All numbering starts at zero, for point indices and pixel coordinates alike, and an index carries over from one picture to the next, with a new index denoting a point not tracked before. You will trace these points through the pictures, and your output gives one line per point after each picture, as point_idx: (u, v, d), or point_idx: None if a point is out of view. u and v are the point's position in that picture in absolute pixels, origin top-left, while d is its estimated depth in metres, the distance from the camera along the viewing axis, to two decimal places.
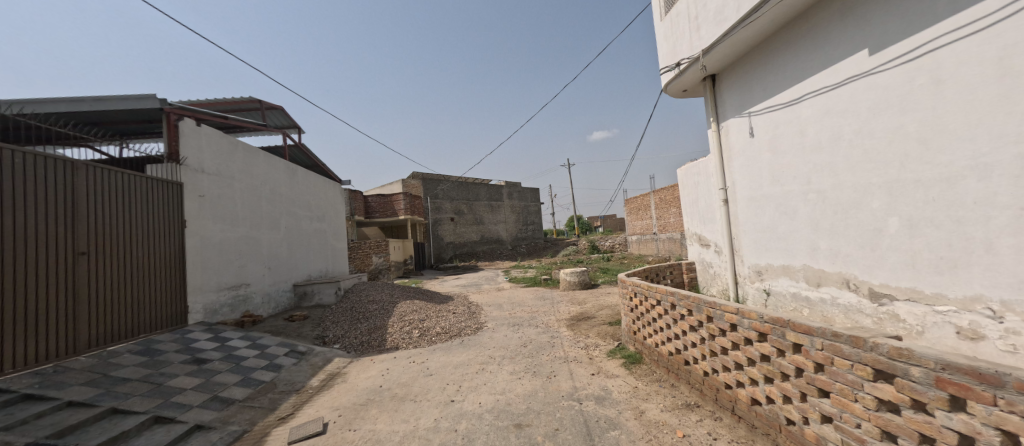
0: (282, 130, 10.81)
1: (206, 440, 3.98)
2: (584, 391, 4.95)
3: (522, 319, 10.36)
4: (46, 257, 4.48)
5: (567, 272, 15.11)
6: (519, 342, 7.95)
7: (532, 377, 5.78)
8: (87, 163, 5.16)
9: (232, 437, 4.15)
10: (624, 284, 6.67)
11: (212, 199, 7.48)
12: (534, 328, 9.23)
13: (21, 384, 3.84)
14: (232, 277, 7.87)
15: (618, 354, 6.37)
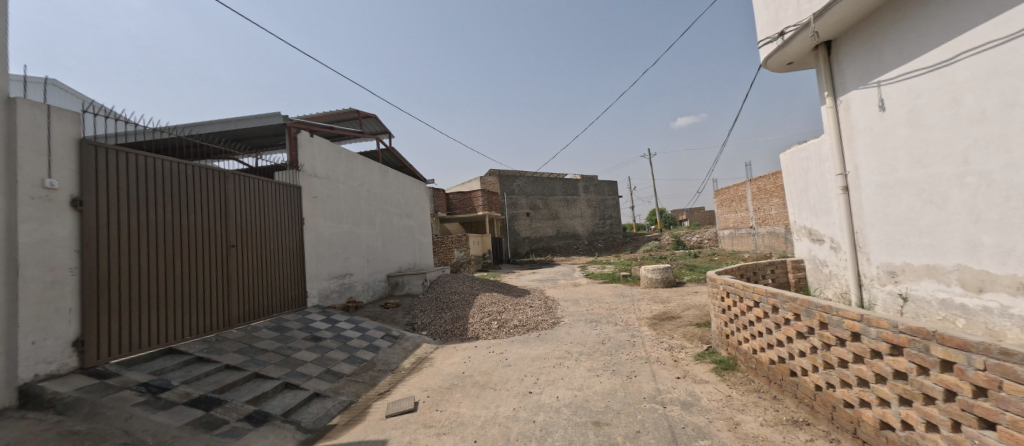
0: (376, 136, 12.06)
1: (323, 407, 4.74)
2: (667, 395, 4.68)
3: (600, 316, 10.14)
4: (209, 248, 5.70)
5: (648, 268, 14.32)
6: (597, 339, 7.80)
7: (611, 375, 5.64)
8: (235, 173, 6.41)
9: (342, 407, 4.87)
10: (715, 283, 6.09)
11: (322, 200, 8.72)
12: (612, 325, 8.96)
13: (196, 348, 4.99)
14: (339, 267, 9.11)
15: (707, 358, 5.87)
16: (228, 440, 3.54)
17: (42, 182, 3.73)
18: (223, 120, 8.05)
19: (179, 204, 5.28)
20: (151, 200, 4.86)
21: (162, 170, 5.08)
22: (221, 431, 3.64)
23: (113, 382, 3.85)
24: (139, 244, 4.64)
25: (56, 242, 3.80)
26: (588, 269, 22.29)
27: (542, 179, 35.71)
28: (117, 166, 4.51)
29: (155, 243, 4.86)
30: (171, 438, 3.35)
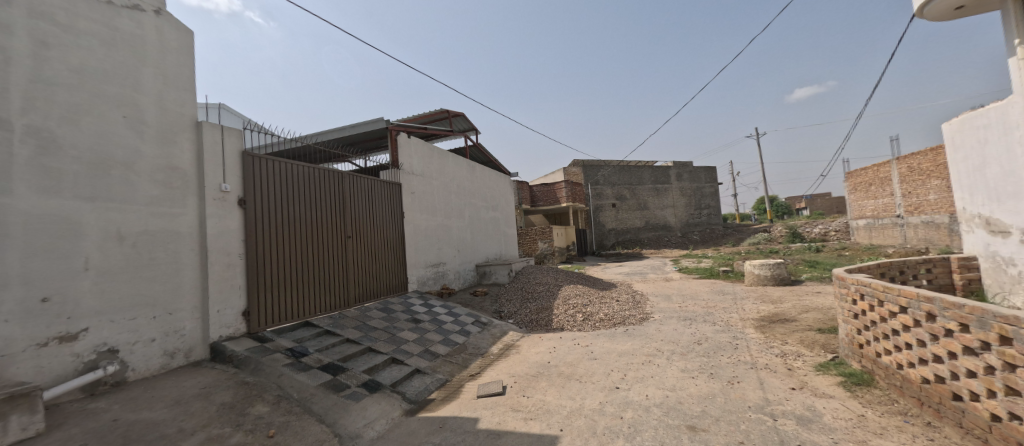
0: (464, 134, 12.73)
1: (424, 382, 5.29)
2: (779, 407, 4.10)
3: (695, 314, 9.32)
4: (332, 239, 6.72)
5: (754, 264, 12.63)
6: (692, 339, 7.20)
7: (709, 378, 5.16)
8: (350, 173, 7.41)
9: (439, 384, 5.37)
10: (843, 282, 5.13)
11: (418, 195, 9.59)
12: (710, 325, 8.16)
13: (325, 322, 5.99)
14: (433, 257, 9.96)
15: (832, 369, 4.99)
16: (350, 402, 4.19)
17: (218, 187, 4.83)
18: (339, 128, 9.32)
19: (310, 202, 6.31)
20: (289, 198, 5.91)
21: (297, 173, 6.11)
22: (345, 393, 4.33)
23: (269, 346, 4.85)
24: (282, 234, 5.70)
25: (228, 233, 4.89)
26: (681, 263, 20.56)
27: (628, 168, 33.81)
28: (266, 171, 5.57)
29: (294, 234, 5.90)
30: (310, 395, 4.11)
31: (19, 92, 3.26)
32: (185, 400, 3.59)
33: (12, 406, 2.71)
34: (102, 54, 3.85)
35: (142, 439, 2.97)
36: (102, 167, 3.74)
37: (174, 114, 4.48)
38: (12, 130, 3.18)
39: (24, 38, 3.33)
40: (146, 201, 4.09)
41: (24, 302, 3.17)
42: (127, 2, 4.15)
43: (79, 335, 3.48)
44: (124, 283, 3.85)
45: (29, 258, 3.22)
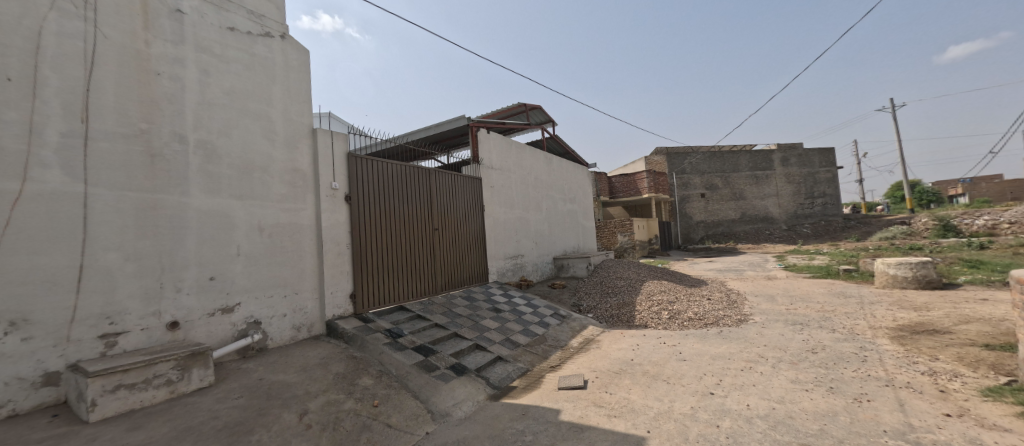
0: (541, 126, 12.69)
1: (506, 370, 5.42)
2: (927, 436, 3.27)
3: (807, 318, 8.00)
4: (422, 231, 7.21)
5: (887, 262, 10.34)
6: (805, 346, 6.18)
7: (829, 393, 4.36)
8: (436, 170, 7.85)
9: (520, 373, 5.45)
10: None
11: (497, 188, 9.82)
12: (827, 332, 6.91)
13: (416, 307, 6.48)
14: (512, 249, 10.14)
15: (1008, 395, 3.84)
16: (440, 382, 4.47)
17: (329, 185, 5.48)
18: (426, 127, 9.93)
19: (403, 197, 6.84)
20: (386, 194, 6.48)
21: (391, 171, 6.67)
22: (435, 374, 4.63)
23: (372, 326, 5.41)
24: (380, 226, 6.28)
25: (338, 225, 5.55)
26: (786, 260, 17.86)
27: (720, 153, 30.35)
28: (367, 170, 6.17)
29: (389, 226, 6.47)
30: (406, 373, 4.49)
31: (191, 113, 4.10)
32: (309, 368, 4.20)
33: (193, 361, 3.48)
34: (244, 77, 4.64)
35: (280, 396, 3.55)
36: (246, 171, 4.53)
37: (295, 124, 5.21)
38: (187, 144, 4.02)
39: (194, 70, 4.17)
40: (277, 199, 4.85)
41: (199, 280, 4.02)
42: (261, 30, 4.90)
43: (234, 307, 4.30)
44: (264, 266, 4.63)
45: (201, 245, 4.06)
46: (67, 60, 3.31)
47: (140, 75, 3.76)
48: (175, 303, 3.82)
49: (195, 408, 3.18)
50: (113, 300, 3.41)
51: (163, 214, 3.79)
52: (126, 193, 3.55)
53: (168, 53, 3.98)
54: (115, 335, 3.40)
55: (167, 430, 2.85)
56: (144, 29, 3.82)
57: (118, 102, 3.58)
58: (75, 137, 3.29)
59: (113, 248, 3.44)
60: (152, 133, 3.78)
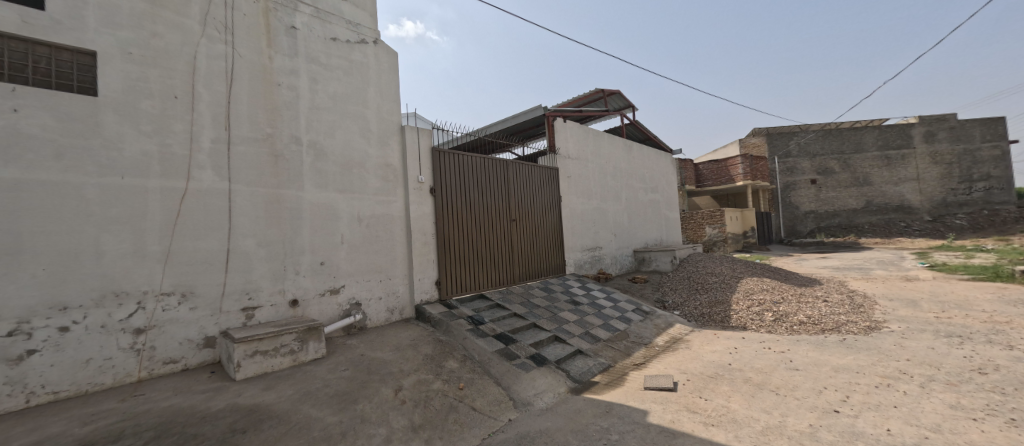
0: (621, 112, 11.94)
1: (587, 364, 5.20)
2: None
3: (972, 329, 6.27)
4: (500, 221, 7.25)
5: None
6: (972, 364, 4.82)
7: (1013, 426, 3.30)
8: (514, 161, 7.80)
9: (602, 368, 5.18)
10: None
11: (574, 179, 9.50)
12: (1005, 348, 5.32)
13: (496, 296, 6.58)
14: (590, 241, 9.75)
15: None
16: (520, 371, 4.44)
17: (416, 178, 5.80)
18: (502, 120, 9.97)
19: (483, 188, 6.95)
20: (466, 186, 6.63)
21: (472, 163, 6.81)
22: (516, 362, 4.61)
23: (455, 312, 5.62)
24: (462, 217, 6.47)
25: (424, 216, 5.85)
26: (929, 258, 14.38)
27: (838, 130, 25.49)
28: (450, 163, 6.38)
29: (470, 217, 6.63)
30: (488, 359, 4.56)
31: (303, 118, 4.63)
32: (402, 348, 4.51)
33: (309, 334, 3.95)
34: (344, 82, 5.09)
35: (378, 372, 3.86)
36: (347, 167, 5.00)
37: (387, 122, 5.58)
38: (301, 145, 4.56)
39: (305, 79, 4.69)
40: (373, 192, 5.28)
41: (312, 265, 4.56)
42: (358, 38, 5.31)
43: (340, 289, 4.80)
44: (363, 253, 5.09)
45: (313, 234, 4.59)
46: (215, 78, 3.95)
47: (265, 86, 4.34)
48: (295, 284, 4.39)
49: (312, 375, 3.61)
50: (250, 279, 4.04)
51: (284, 207, 4.35)
52: (257, 189, 4.15)
53: (286, 65, 4.54)
54: (252, 309, 4.03)
55: (291, 392, 3.27)
56: (267, 46, 4.39)
57: (250, 111, 4.18)
58: (221, 143, 3.93)
59: (249, 235, 4.05)
60: (275, 136, 4.35)
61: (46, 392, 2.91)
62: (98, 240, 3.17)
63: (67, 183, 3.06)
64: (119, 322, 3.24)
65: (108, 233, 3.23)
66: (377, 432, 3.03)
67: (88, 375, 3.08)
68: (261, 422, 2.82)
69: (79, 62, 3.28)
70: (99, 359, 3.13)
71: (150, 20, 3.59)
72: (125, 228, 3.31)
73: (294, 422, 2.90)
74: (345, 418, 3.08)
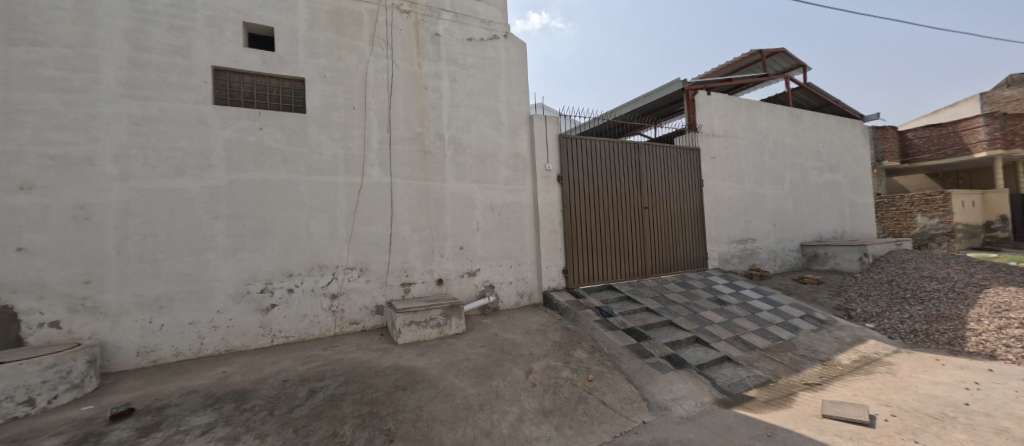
0: (785, 76, 9.52)
1: (738, 375, 4.29)
2: None
3: None
4: (631, 209, 6.64)
5: None
6: None
7: None
8: (646, 143, 7.02)
9: (760, 383, 4.21)
10: None
11: (721, 159, 8.08)
12: None
13: (625, 288, 6.12)
14: (741, 230, 8.20)
15: None
16: (655, 371, 4.00)
17: (544, 166, 5.79)
18: (632, 99, 9.14)
19: (611, 174, 6.48)
20: (593, 173, 6.28)
21: (599, 148, 6.40)
22: (650, 361, 4.17)
23: (582, 302, 5.46)
24: (589, 204, 6.18)
25: (552, 204, 5.82)
26: None
27: None
28: (577, 149, 6.14)
29: (598, 204, 6.27)
30: (618, 354, 4.26)
31: (445, 115, 5.10)
32: (532, 332, 4.61)
33: (452, 311, 4.38)
34: (478, 78, 5.40)
35: (510, 352, 4.02)
36: (481, 159, 5.33)
37: (516, 113, 5.71)
38: (443, 141, 5.05)
39: (446, 80, 5.15)
40: (504, 181, 5.51)
41: (453, 249, 5.04)
42: (490, 35, 5.55)
43: (476, 272, 5.20)
44: (496, 239, 5.39)
45: (454, 221, 5.06)
46: (380, 88, 4.67)
47: (415, 91, 4.92)
48: (440, 265, 4.93)
49: (454, 348, 4.01)
50: (406, 260, 4.70)
51: (431, 197, 4.90)
52: (410, 181, 4.78)
53: (431, 70, 5.06)
54: (409, 285, 4.69)
55: (438, 361, 3.68)
56: (416, 54, 4.96)
57: (405, 114, 4.81)
58: (384, 143, 4.65)
59: (405, 222, 4.71)
60: (423, 134, 4.92)
61: (282, 336, 3.97)
62: (308, 225, 4.14)
63: (289, 182, 4.07)
64: (322, 288, 4.18)
65: (314, 220, 4.18)
66: (510, 409, 3.15)
67: (305, 327, 4.08)
68: (416, 382, 3.25)
69: (294, 88, 4.29)
70: (311, 315, 4.12)
71: (337, 47, 4.45)
72: (324, 216, 4.23)
73: (441, 387, 3.24)
74: (482, 391, 3.29)
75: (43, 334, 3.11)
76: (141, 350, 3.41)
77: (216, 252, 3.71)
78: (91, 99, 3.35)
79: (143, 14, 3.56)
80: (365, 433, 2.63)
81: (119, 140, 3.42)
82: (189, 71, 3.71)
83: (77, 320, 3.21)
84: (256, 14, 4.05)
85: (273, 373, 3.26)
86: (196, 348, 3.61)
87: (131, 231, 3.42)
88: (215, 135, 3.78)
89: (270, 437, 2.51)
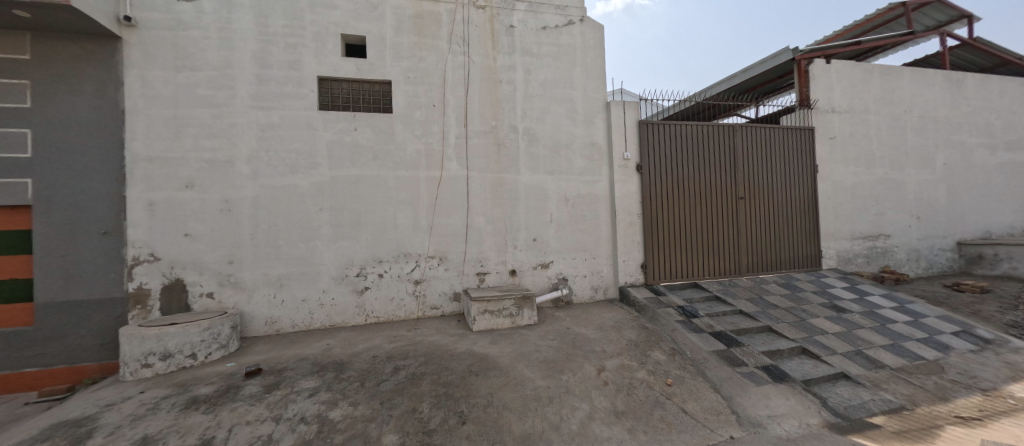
0: (937, 31, 7.52)
1: (857, 395, 3.52)
2: None
3: None
4: (723, 199, 5.92)
5: None
6: None
7: None
8: (743, 125, 6.14)
9: (888, 408, 3.37)
10: None
11: (844, 139, 6.74)
12: None
13: (714, 288, 5.52)
14: (869, 225, 6.79)
15: None
16: (748, 382, 3.55)
17: (622, 155, 5.46)
18: (727, 77, 8.10)
19: (700, 161, 5.83)
20: (677, 161, 5.72)
21: (686, 133, 5.80)
22: (742, 370, 3.71)
23: (662, 300, 5.08)
24: (672, 195, 5.67)
25: (630, 195, 5.48)
26: None
27: None
28: (659, 135, 5.65)
29: (682, 195, 5.71)
30: (703, 359, 3.87)
31: (519, 107, 5.11)
32: (606, 328, 4.45)
33: (524, 302, 4.43)
34: (553, 67, 5.28)
35: (582, 348, 3.93)
36: (555, 150, 5.24)
37: (592, 100, 5.46)
38: (517, 133, 5.08)
39: (520, 71, 5.14)
40: (579, 172, 5.36)
41: (526, 241, 5.08)
42: (565, 20, 5.36)
43: (549, 264, 5.17)
44: (570, 232, 5.28)
45: (527, 213, 5.08)
46: (457, 85, 4.85)
47: (490, 85, 5.01)
48: (513, 256, 5.01)
49: (526, 339, 4.06)
50: (481, 250, 4.88)
51: (505, 188, 4.98)
52: (486, 174, 4.92)
53: (505, 62, 5.09)
54: (484, 274, 4.87)
55: (510, 350, 3.77)
56: (492, 48, 5.03)
57: (480, 109, 4.94)
58: (461, 138, 4.84)
59: (480, 214, 4.88)
60: (498, 127, 5.01)
61: (374, 315, 4.44)
62: (395, 216, 4.53)
63: (379, 177, 4.49)
64: (407, 274, 4.56)
65: (400, 212, 4.55)
66: (580, 406, 3.09)
67: (393, 309, 4.51)
68: (488, 369, 3.37)
69: (382, 91, 4.68)
70: (398, 298, 4.53)
71: (418, 49, 4.73)
72: (408, 208, 4.58)
73: (512, 376, 3.31)
74: (552, 384, 3.28)
75: (203, 302, 3.95)
76: (269, 320, 4.12)
77: (321, 240, 4.28)
78: (231, 112, 4.08)
79: (266, 37, 4.20)
80: (440, 412, 2.82)
81: (251, 145, 4.12)
82: (300, 82, 4.28)
83: (225, 293, 4.00)
84: (351, 25, 4.50)
85: (366, 349, 3.68)
86: (308, 321, 4.23)
87: (260, 221, 4.11)
88: (321, 137, 4.32)
89: (361, 405, 2.84)
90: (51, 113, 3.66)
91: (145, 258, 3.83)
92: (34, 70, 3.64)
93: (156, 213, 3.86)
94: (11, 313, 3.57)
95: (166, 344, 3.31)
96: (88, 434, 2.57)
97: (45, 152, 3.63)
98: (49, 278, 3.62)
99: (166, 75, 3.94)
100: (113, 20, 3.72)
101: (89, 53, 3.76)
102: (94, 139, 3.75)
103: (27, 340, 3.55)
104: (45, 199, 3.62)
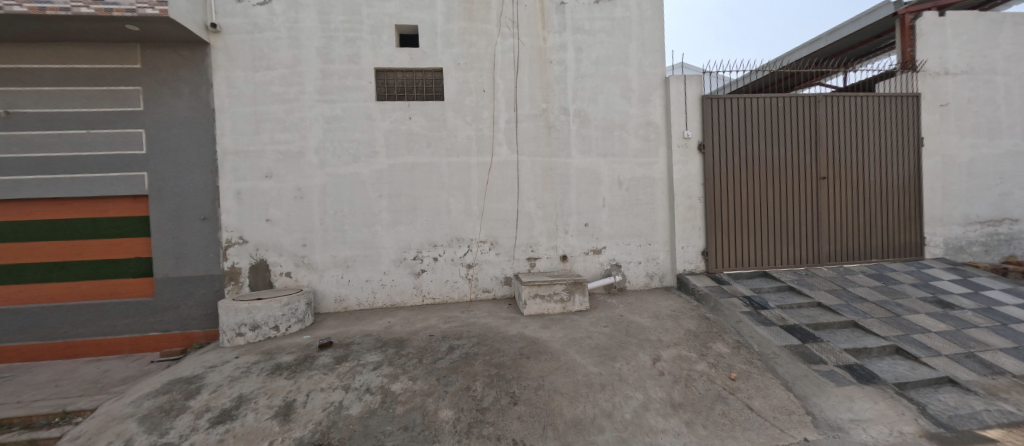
0: None
1: (968, 404, 3.00)
2: None
3: None
4: (799, 180, 5.29)
5: None
6: None
7: None
8: (827, 95, 5.39)
9: (1011, 422, 2.83)
10: None
11: (960, 106, 5.66)
12: None
13: (787, 277, 5.00)
14: (991, 207, 5.69)
15: None
16: (827, 382, 3.19)
17: (681, 133, 5.07)
18: (809, 41, 7.16)
19: (773, 138, 5.24)
20: (746, 139, 5.19)
21: (757, 106, 5.21)
22: (819, 368, 3.34)
23: (726, 289, 4.73)
24: (740, 176, 5.17)
25: (691, 177, 5.10)
26: None
27: None
28: (725, 111, 5.15)
29: (751, 176, 5.19)
30: (773, 354, 3.55)
31: (570, 88, 4.94)
32: (662, 317, 4.25)
33: (576, 287, 4.37)
34: (607, 43, 5.00)
35: (636, 336, 3.80)
36: (608, 131, 5.01)
37: (649, 76, 5.11)
38: (569, 115, 4.93)
39: (571, 50, 4.94)
40: (633, 153, 5.09)
41: (578, 226, 4.97)
42: None
43: (602, 250, 5.03)
44: (624, 216, 5.07)
45: (579, 197, 4.96)
46: (507, 68, 4.79)
47: (541, 66, 4.88)
48: (565, 242, 4.94)
49: (577, 325, 4.02)
50: (532, 235, 4.87)
51: (556, 172, 4.89)
52: (536, 158, 4.85)
53: (556, 42, 4.91)
54: (535, 259, 4.87)
55: (562, 335, 3.75)
56: (542, 28, 4.88)
57: (530, 91, 4.85)
58: (511, 122, 4.81)
59: (530, 199, 4.85)
60: (548, 110, 4.89)
61: (430, 296, 4.66)
62: (448, 202, 4.66)
63: (432, 164, 4.63)
64: (459, 258, 4.70)
65: (452, 197, 4.67)
66: (634, 395, 2.99)
67: (447, 291, 4.69)
68: (540, 353, 3.39)
69: (434, 78, 4.76)
70: (452, 281, 4.69)
71: (469, 33, 4.73)
72: (460, 194, 4.69)
73: (563, 361, 3.30)
74: (605, 371, 3.21)
75: (283, 280, 4.41)
76: (338, 297, 4.49)
77: (381, 225, 4.54)
78: (301, 106, 4.42)
79: (328, 33, 4.45)
80: (492, 391, 2.90)
81: (318, 136, 4.44)
82: (359, 75, 4.50)
83: (300, 272, 4.43)
84: (404, 16, 4.60)
85: (423, 329, 3.88)
86: (371, 300, 4.55)
87: (328, 207, 4.46)
88: (379, 127, 4.53)
89: (419, 380, 3.00)
90: (159, 115, 4.22)
91: (236, 240, 4.34)
92: (145, 77, 4.21)
93: (242, 201, 4.34)
94: (137, 285, 4.26)
95: (255, 316, 3.75)
96: (197, 390, 3.01)
97: (156, 148, 4.22)
98: (164, 257, 4.25)
99: (245, 75, 4.35)
100: (201, 28, 4.15)
101: (185, 59, 4.25)
102: (192, 136, 4.27)
103: (150, 308, 4.23)
104: (158, 189, 4.23)
